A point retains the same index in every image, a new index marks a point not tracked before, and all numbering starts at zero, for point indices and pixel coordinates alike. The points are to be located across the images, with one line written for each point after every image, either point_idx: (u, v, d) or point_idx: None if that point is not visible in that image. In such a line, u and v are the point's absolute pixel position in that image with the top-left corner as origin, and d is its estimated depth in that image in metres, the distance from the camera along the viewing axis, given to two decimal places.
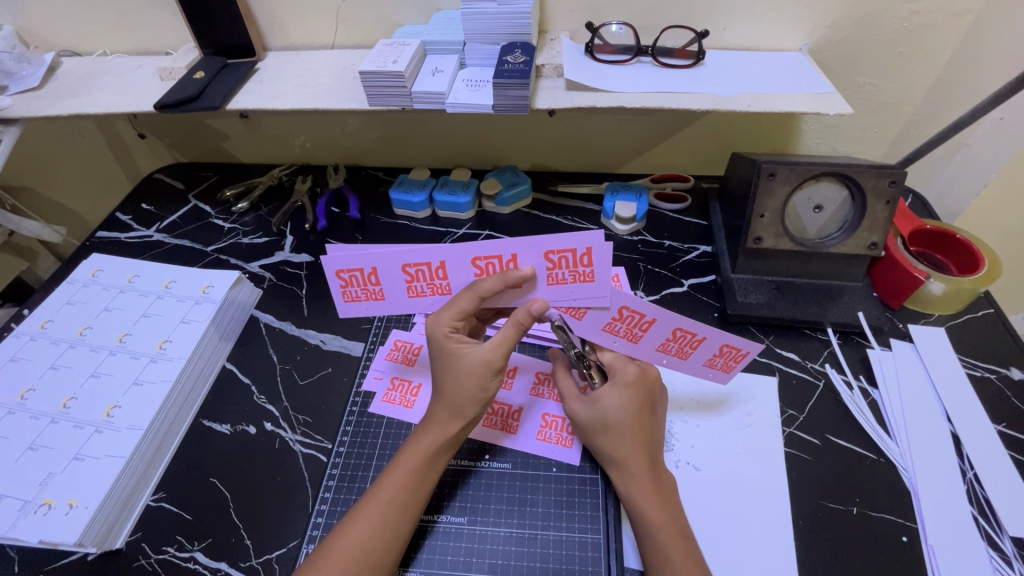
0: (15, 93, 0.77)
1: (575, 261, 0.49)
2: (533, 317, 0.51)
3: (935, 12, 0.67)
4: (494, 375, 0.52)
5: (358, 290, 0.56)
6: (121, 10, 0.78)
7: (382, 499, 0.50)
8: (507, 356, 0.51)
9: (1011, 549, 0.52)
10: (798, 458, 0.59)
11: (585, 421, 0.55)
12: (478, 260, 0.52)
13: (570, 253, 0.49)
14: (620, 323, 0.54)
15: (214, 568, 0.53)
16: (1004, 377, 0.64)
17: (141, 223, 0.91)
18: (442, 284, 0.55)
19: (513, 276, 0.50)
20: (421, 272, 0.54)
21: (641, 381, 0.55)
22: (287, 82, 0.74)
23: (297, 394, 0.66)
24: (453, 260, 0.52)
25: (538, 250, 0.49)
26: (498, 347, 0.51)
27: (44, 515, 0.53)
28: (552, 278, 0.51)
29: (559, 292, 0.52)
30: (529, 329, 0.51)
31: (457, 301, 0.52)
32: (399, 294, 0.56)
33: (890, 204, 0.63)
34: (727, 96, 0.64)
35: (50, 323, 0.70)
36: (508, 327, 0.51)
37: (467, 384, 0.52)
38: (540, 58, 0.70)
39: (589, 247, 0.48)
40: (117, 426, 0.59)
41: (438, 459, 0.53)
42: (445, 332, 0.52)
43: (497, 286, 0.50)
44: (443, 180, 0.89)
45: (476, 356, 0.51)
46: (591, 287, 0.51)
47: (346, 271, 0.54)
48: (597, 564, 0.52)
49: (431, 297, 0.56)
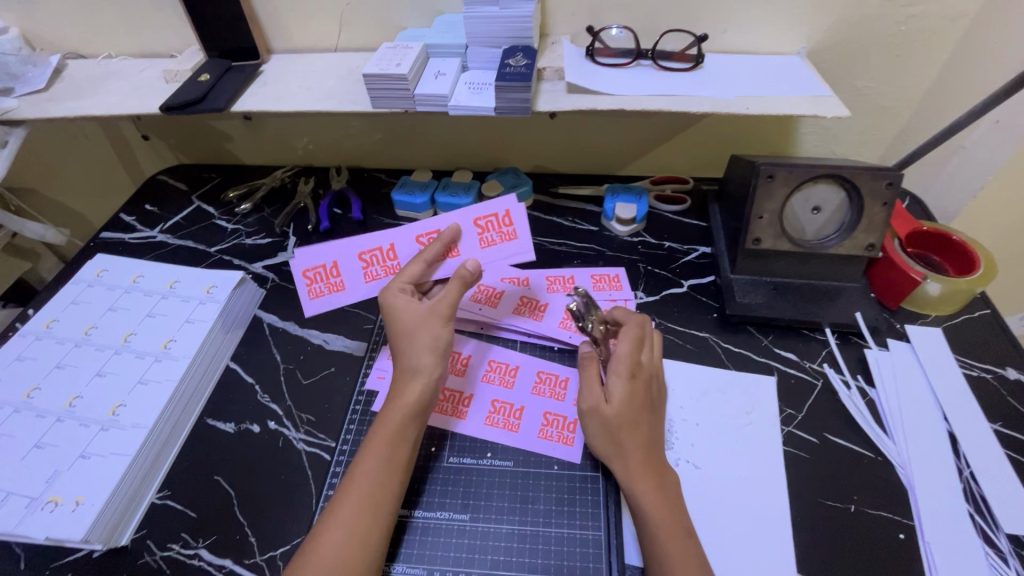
0: (22, 94, 0.78)
1: (499, 222, 0.68)
2: (472, 272, 0.59)
3: (930, 17, 0.68)
4: (444, 324, 0.57)
5: (321, 285, 0.72)
6: (126, 13, 0.79)
7: (362, 474, 0.51)
8: (454, 305, 0.57)
9: (1007, 546, 0.52)
10: (797, 457, 0.60)
11: (613, 422, 0.54)
12: (420, 238, 0.70)
13: (492, 216, 0.68)
14: (525, 306, 0.71)
15: (219, 565, 0.54)
16: (1000, 377, 0.65)
17: (145, 223, 0.92)
18: (392, 264, 0.71)
19: (447, 236, 0.65)
20: (375, 257, 0.71)
21: (639, 369, 0.56)
22: (291, 84, 0.75)
23: (301, 393, 0.67)
24: (400, 241, 0.70)
25: (468, 218, 0.68)
26: (442, 299, 0.57)
27: (51, 512, 0.53)
28: (483, 241, 0.68)
29: (490, 254, 0.68)
30: (471, 283, 0.59)
31: (408, 267, 0.61)
32: (356, 281, 0.71)
33: (887, 206, 0.64)
34: (725, 99, 0.65)
35: (56, 323, 0.71)
36: (454, 284, 0.58)
37: (421, 334, 0.56)
38: (541, 61, 0.71)
39: (507, 209, 0.68)
40: (122, 424, 0.60)
41: (407, 429, 0.54)
42: (397, 289, 0.59)
43: (437, 247, 0.64)
44: (445, 181, 0.90)
45: (425, 308, 0.57)
46: (513, 243, 0.68)
47: (310, 269, 0.72)
48: (598, 561, 0.52)
49: (383, 279, 0.71)
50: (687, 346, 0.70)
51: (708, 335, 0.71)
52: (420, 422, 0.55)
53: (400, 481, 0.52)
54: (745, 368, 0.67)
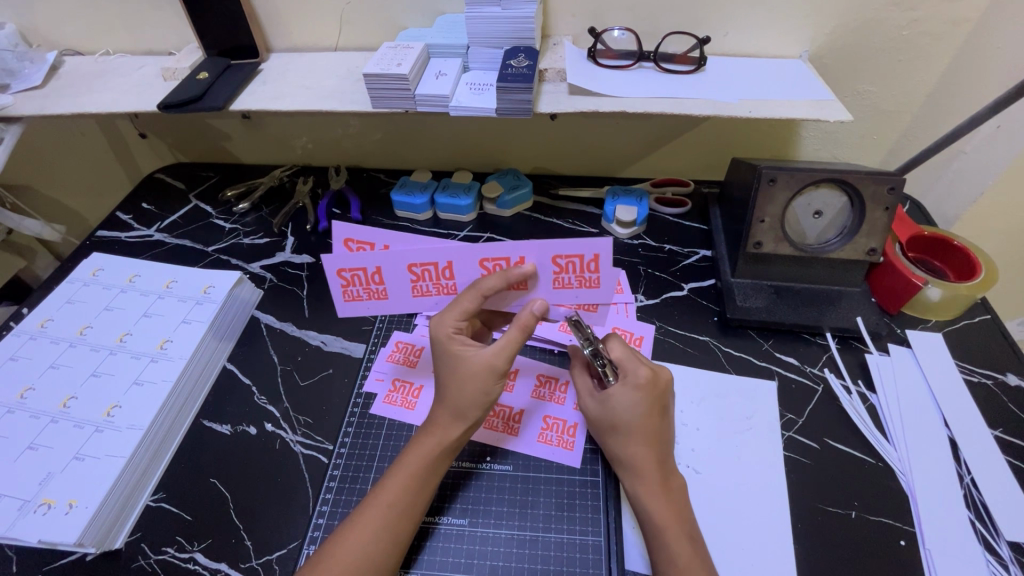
0: (17, 91, 0.77)
1: (582, 266, 0.54)
2: (536, 317, 0.54)
3: (933, 20, 0.68)
4: (498, 379, 0.53)
5: (360, 288, 0.60)
6: (125, 10, 0.79)
7: (382, 500, 0.50)
8: (512, 360, 0.53)
9: (1008, 553, 0.52)
10: (798, 462, 0.59)
11: (597, 418, 0.57)
12: (486, 261, 0.55)
13: (578, 258, 0.54)
14: None
15: (214, 569, 0.53)
16: (1001, 383, 0.65)
17: (142, 223, 0.91)
18: (447, 284, 0.58)
19: (515, 273, 0.54)
20: (427, 272, 0.58)
21: (653, 382, 0.55)
22: (291, 84, 0.74)
23: (298, 395, 0.66)
24: (460, 261, 0.56)
25: (547, 253, 0.54)
26: (501, 351, 0.53)
27: (44, 515, 0.52)
28: (558, 281, 0.56)
29: (562, 296, 0.57)
30: (534, 331, 0.53)
31: (462, 300, 0.55)
32: (402, 293, 0.60)
33: (889, 210, 0.64)
34: (728, 102, 0.65)
35: (50, 322, 0.70)
36: (514, 329, 0.53)
37: (471, 388, 0.53)
38: (543, 62, 0.70)
39: (596, 253, 0.54)
40: (118, 425, 0.59)
41: (439, 462, 0.53)
42: (450, 332, 0.54)
43: (499, 283, 0.54)
44: (445, 182, 0.90)
45: (480, 359, 0.53)
46: (594, 290, 0.56)
47: (350, 269, 0.58)
48: (598, 567, 0.52)
49: (436, 297, 0.60)
50: (687, 349, 0.70)
51: (708, 339, 0.71)
52: (448, 460, 0.54)
53: (418, 508, 0.51)
54: (746, 373, 0.67)
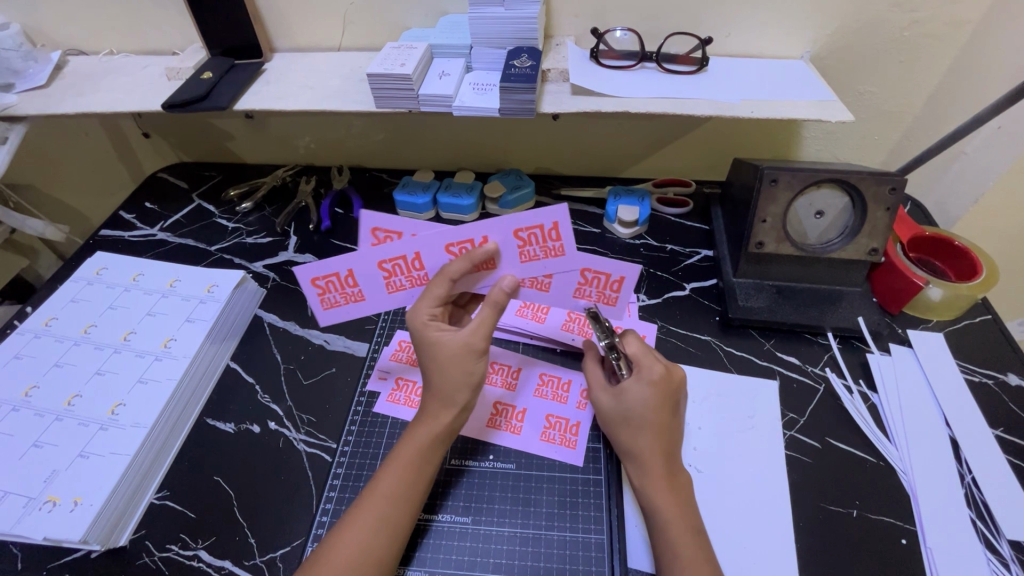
0: (22, 91, 0.78)
1: (544, 236, 0.54)
2: (506, 293, 0.54)
3: (935, 22, 0.68)
4: (478, 357, 0.54)
5: (336, 295, 0.60)
6: (129, 10, 0.79)
7: (380, 494, 0.50)
8: (488, 336, 0.54)
9: (1009, 552, 0.52)
10: (799, 461, 0.60)
11: (609, 412, 0.57)
12: (451, 247, 0.55)
13: (538, 228, 0.53)
14: (527, 308, 0.72)
15: (218, 567, 0.53)
16: (1002, 383, 0.65)
17: (145, 222, 0.92)
18: (419, 274, 0.58)
19: (478, 254, 0.54)
20: (397, 266, 0.57)
21: (668, 378, 0.55)
22: (295, 83, 0.74)
23: (301, 394, 0.66)
24: (427, 250, 0.55)
25: (508, 228, 0.53)
26: (477, 330, 0.54)
27: (49, 512, 0.53)
28: (524, 255, 0.55)
29: (531, 269, 0.56)
30: (505, 307, 0.54)
31: (432, 288, 0.55)
32: (378, 289, 0.60)
33: (890, 210, 0.64)
34: (730, 103, 0.65)
35: (55, 320, 0.70)
36: (487, 308, 0.54)
37: (454, 369, 0.53)
38: (546, 63, 0.70)
39: (555, 221, 0.53)
40: (122, 424, 0.59)
41: (435, 454, 0.53)
42: (426, 319, 0.55)
43: (465, 265, 0.54)
44: (447, 182, 0.90)
45: (458, 340, 0.53)
46: (560, 259, 0.56)
47: (322, 277, 0.59)
48: (600, 565, 0.52)
49: (411, 289, 0.60)
50: (689, 349, 0.70)
51: (710, 339, 0.71)
52: (442, 451, 0.54)
53: (419, 504, 0.51)
54: (747, 372, 0.67)
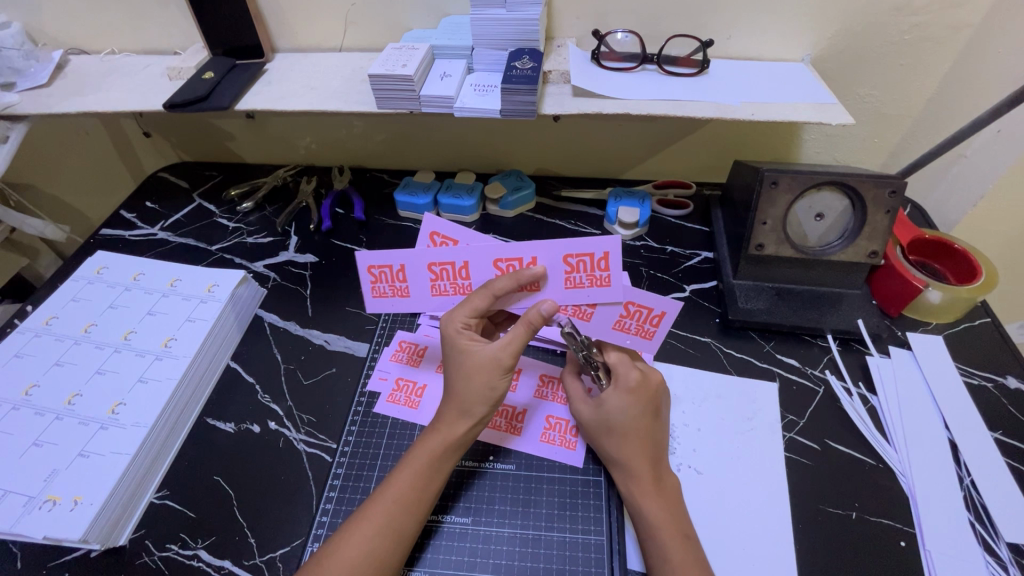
0: (24, 90, 0.78)
1: (593, 265, 0.53)
2: (544, 317, 0.53)
3: (934, 26, 0.69)
4: (503, 373, 0.53)
5: (385, 286, 0.60)
6: (131, 10, 0.79)
7: (388, 498, 0.50)
8: (517, 355, 0.53)
9: (1007, 555, 0.52)
10: (798, 463, 0.60)
11: (590, 422, 0.57)
12: (500, 262, 0.55)
13: (588, 257, 0.53)
14: None
15: (218, 566, 0.53)
16: (1001, 386, 0.65)
17: (146, 221, 0.92)
18: (464, 283, 0.58)
19: (525, 275, 0.53)
20: (446, 271, 0.57)
21: (644, 384, 0.56)
22: (296, 83, 0.74)
23: (301, 393, 0.66)
24: (476, 261, 0.56)
25: (558, 252, 0.53)
26: (507, 346, 0.53)
27: (50, 511, 0.53)
28: (569, 282, 0.54)
29: (574, 296, 0.55)
30: (540, 329, 0.54)
31: (472, 299, 0.54)
32: (422, 292, 0.59)
33: (890, 213, 0.65)
34: (730, 105, 0.65)
35: (56, 319, 0.71)
36: (520, 327, 0.53)
37: (478, 381, 0.53)
38: (547, 65, 0.71)
39: (606, 251, 0.52)
40: (123, 423, 0.59)
41: (446, 460, 0.53)
42: (459, 327, 0.55)
43: (511, 284, 0.53)
44: (448, 182, 0.90)
45: (487, 353, 0.53)
46: (605, 290, 0.55)
47: (377, 267, 0.58)
48: (600, 565, 0.52)
49: (453, 296, 0.59)
50: (689, 350, 0.70)
51: (710, 340, 0.71)
52: (457, 456, 0.54)
53: (425, 506, 0.51)
54: (746, 373, 0.67)
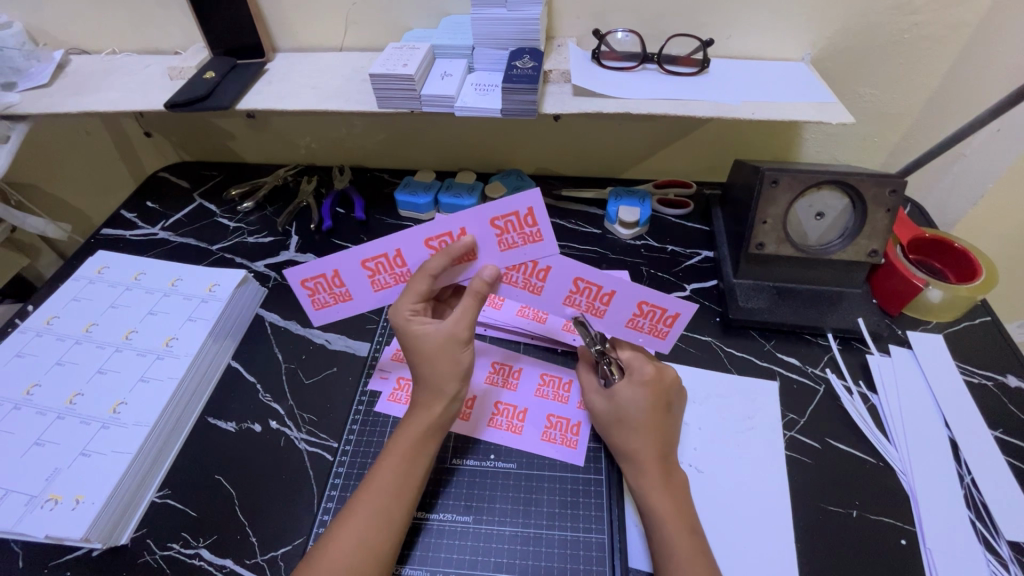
0: (24, 90, 0.78)
1: (520, 223, 0.53)
2: (488, 284, 0.54)
3: (934, 25, 0.69)
4: (463, 346, 0.54)
5: (325, 296, 0.60)
6: (132, 10, 0.79)
7: (375, 487, 0.50)
8: (471, 326, 0.54)
9: (1008, 553, 0.53)
10: (798, 462, 0.60)
11: (603, 415, 0.58)
12: (431, 241, 0.55)
13: (513, 215, 0.53)
14: (529, 309, 0.72)
15: (220, 565, 0.53)
16: (1001, 384, 0.65)
17: (147, 221, 0.92)
18: (402, 270, 0.58)
19: (456, 248, 0.54)
20: (381, 263, 0.57)
21: (660, 379, 0.57)
22: (297, 83, 0.75)
23: (302, 393, 0.67)
24: (408, 246, 0.56)
25: (484, 218, 0.53)
26: (460, 320, 0.54)
27: (51, 510, 0.53)
28: (502, 244, 0.55)
29: (513, 257, 0.56)
30: (488, 296, 0.54)
31: (413, 284, 0.54)
32: (364, 291, 0.60)
33: (890, 212, 0.65)
34: (730, 104, 0.65)
35: (56, 319, 0.71)
36: (468, 299, 0.54)
37: (439, 360, 0.53)
38: (548, 64, 0.71)
39: (529, 207, 0.52)
40: (124, 422, 0.60)
41: (428, 445, 0.53)
42: (408, 315, 0.54)
43: (444, 261, 0.54)
44: (448, 182, 0.90)
45: (441, 332, 0.53)
46: (539, 247, 0.55)
47: (310, 279, 0.59)
48: (602, 564, 0.52)
49: (396, 287, 0.60)
50: (690, 350, 0.70)
51: (711, 339, 0.71)
52: (436, 440, 0.54)
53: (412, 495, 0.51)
54: (747, 372, 0.68)
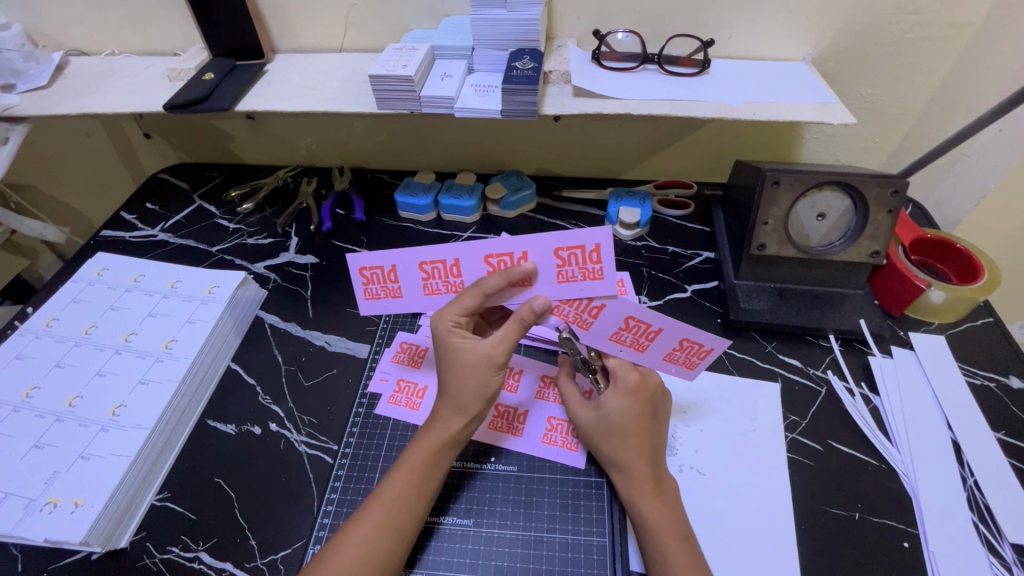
0: (24, 91, 0.78)
1: (584, 258, 0.51)
2: (535, 314, 0.52)
3: (936, 25, 0.68)
4: (496, 370, 0.53)
5: (377, 288, 0.60)
6: (132, 11, 0.79)
7: (385, 497, 0.50)
8: (510, 352, 0.53)
9: (1011, 555, 0.52)
10: (801, 464, 0.60)
11: (590, 427, 0.57)
12: (491, 258, 0.54)
13: (579, 249, 0.51)
14: None
15: (219, 568, 0.53)
16: (1004, 386, 0.65)
17: (146, 223, 0.92)
18: (456, 281, 0.57)
19: (516, 272, 0.52)
20: (437, 269, 0.57)
21: (643, 386, 0.56)
22: (297, 84, 0.74)
23: (303, 395, 0.66)
24: (466, 258, 0.55)
25: (548, 246, 0.51)
26: (499, 343, 0.53)
27: (50, 514, 0.53)
28: (562, 275, 0.53)
29: (567, 291, 0.53)
30: (531, 326, 0.52)
31: (463, 297, 0.54)
32: (414, 293, 0.59)
33: (892, 213, 0.64)
34: (732, 105, 0.65)
35: (56, 322, 0.70)
36: (512, 323, 0.53)
37: (470, 378, 0.53)
38: (548, 65, 0.70)
39: (598, 243, 0.50)
40: (123, 425, 0.59)
41: (442, 459, 0.53)
42: (449, 326, 0.54)
43: (501, 282, 0.52)
44: (448, 183, 0.90)
45: (479, 350, 0.53)
46: (599, 284, 0.53)
47: (369, 268, 0.58)
48: (603, 566, 0.52)
49: (445, 296, 0.59)
50: None
51: None
52: (453, 455, 0.54)
53: (421, 504, 0.51)
54: (748, 373, 0.67)
